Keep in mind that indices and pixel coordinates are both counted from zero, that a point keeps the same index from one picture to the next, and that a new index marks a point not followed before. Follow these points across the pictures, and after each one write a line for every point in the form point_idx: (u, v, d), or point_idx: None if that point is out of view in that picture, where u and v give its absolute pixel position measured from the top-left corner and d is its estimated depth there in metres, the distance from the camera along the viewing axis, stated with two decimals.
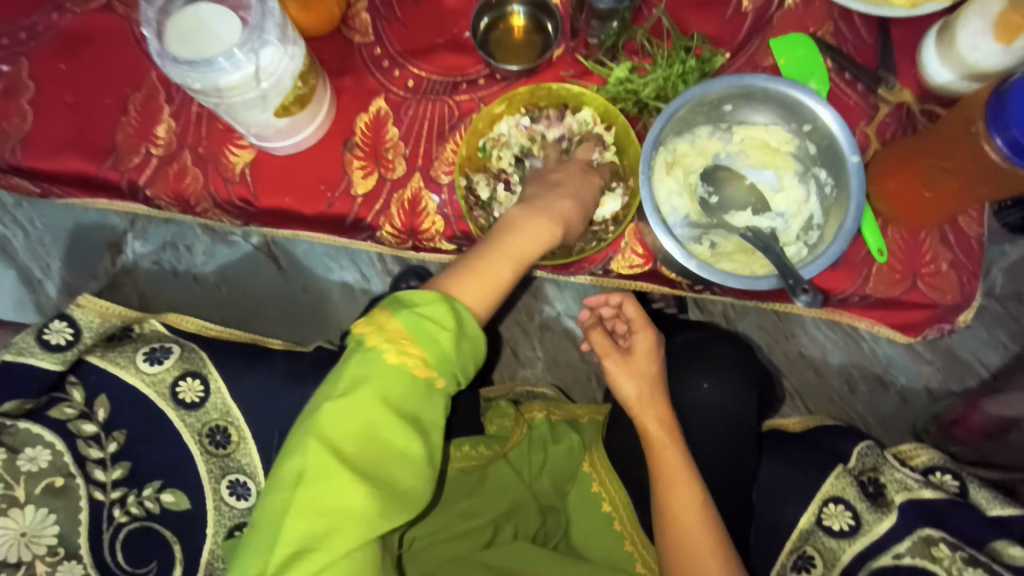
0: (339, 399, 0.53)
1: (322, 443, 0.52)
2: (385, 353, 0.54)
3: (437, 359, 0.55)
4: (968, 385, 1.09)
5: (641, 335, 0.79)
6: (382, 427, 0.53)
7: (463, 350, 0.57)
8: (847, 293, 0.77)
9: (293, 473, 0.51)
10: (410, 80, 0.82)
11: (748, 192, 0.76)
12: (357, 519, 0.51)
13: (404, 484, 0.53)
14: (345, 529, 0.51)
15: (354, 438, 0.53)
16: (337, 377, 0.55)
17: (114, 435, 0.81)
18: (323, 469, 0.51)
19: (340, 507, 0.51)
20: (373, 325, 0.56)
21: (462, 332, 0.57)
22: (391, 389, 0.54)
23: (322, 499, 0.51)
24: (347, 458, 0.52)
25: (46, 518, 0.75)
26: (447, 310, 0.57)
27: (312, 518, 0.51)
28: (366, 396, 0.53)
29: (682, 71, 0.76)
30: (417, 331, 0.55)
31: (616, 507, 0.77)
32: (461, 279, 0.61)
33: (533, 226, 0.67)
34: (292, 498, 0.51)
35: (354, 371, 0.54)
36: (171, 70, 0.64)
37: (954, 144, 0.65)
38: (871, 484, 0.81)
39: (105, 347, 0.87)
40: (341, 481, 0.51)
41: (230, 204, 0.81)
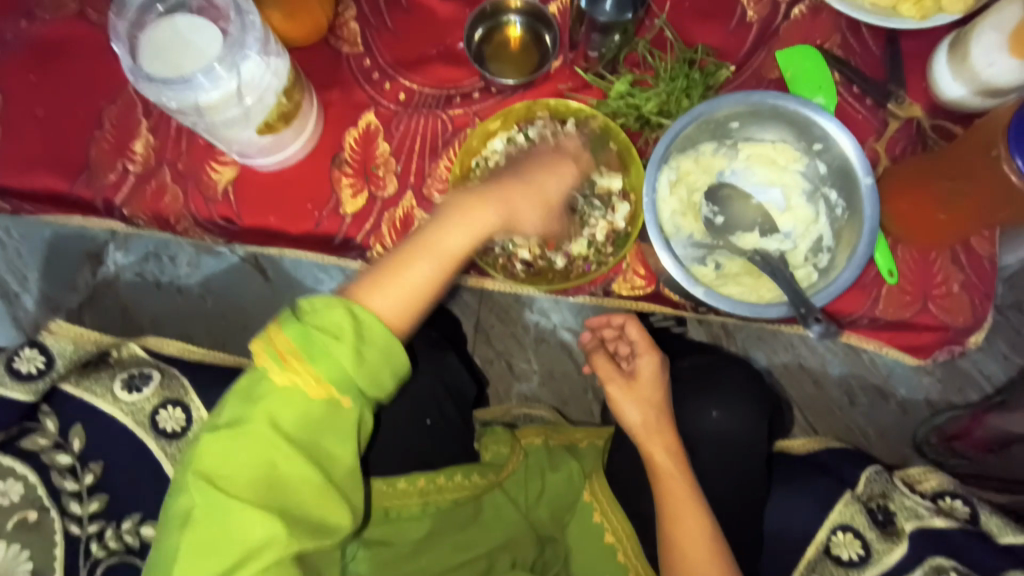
0: (223, 431, 0.52)
1: (206, 479, 0.52)
2: (275, 376, 0.53)
3: (333, 375, 0.53)
4: (971, 399, 1.05)
5: (646, 358, 0.76)
6: (274, 457, 0.52)
7: (365, 359, 0.54)
8: (857, 315, 0.74)
9: (182, 510, 0.51)
10: (401, 93, 0.78)
11: (755, 211, 0.73)
12: (255, 549, 0.51)
13: (306, 504, 0.53)
14: (245, 561, 0.50)
15: (245, 470, 0.52)
16: (227, 403, 0.54)
17: (90, 467, 0.77)
18: (212, 506, 0.51)
19: (235, 540, 0.51)
20: (263, 344, 0.54)
21: (362, 340, 0.54)
22: (280, 415, 0.53)
23: (215, 535, 0.50)
24: (236, 489, 0.52)
25: (19, 555, 0.71)
26: (344, 316, 0.54)
27: (206, 556, 0.50)
28: (252, 426, 0.52)
29: (686, 86, 0.74)
30: (306, 345, 0.53)
31: (619, 537, 0.74)
32: (376, 286, 0.59)
33: (465, 217, 0.63)
34: (185, 536, 0.50)
35: (244, 397, 0.53)
36: (144, 87, 0.60)
37: (970, 165, 0.63)
38: (880, 511, 0.79)
39: (79, 374, 0.84)
40: (236, 515, 0.51)
41: (211, 223, 0.77)
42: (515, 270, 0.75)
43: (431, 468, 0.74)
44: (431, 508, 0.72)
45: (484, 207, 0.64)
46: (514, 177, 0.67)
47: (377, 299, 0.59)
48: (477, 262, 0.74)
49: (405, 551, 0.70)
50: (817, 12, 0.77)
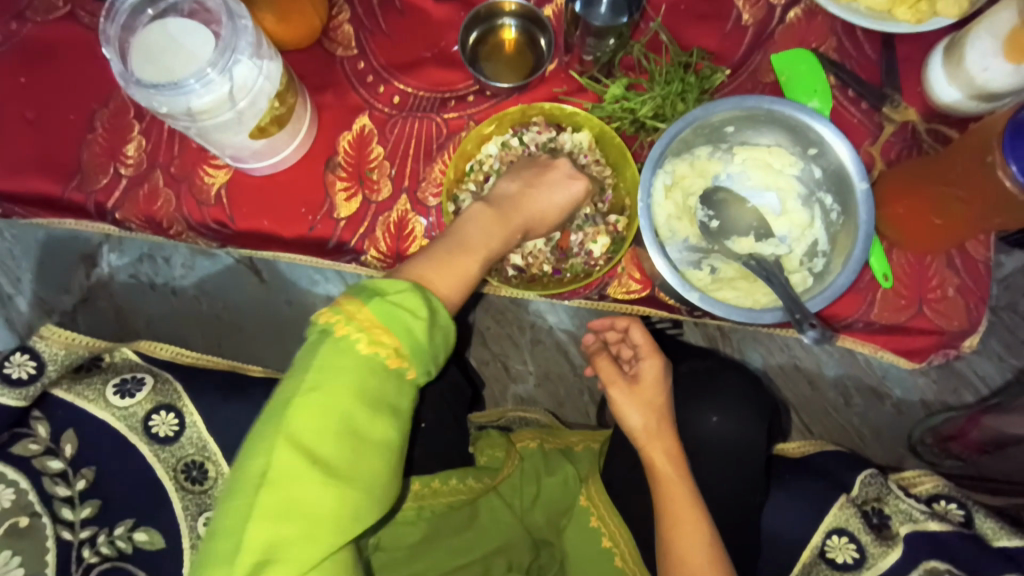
0: (307, 393, 0.46)
1: (292, 440, 0.44)
2: (360, 343, 0.47)
3: (411, 350, 0.49)
4: (966, 400, 1.05)
5: (649, 362, 0.76)
6: (356, 423, 0.46)
7: (436, 341, 0.50)
8: (851, 319, 0.74)
9: (255, 474, 0.44)
10: (395, 96, 0.78)
11: (750, 215, 0.73)
12: (331, 519, 0.45)
13: (382, 483, 0.47)
14: (316, 536, 0.44)
15: (329, 434, 0.45)
16: (304, 367, 0.47)
17: (82, 472, 0.78)
18: (294, 470, 0.44)
19: (312, 510, 0.44)
20: (340, 313, 0.48)
21: (435, 322, 0.50)
22: (365, 384, 0.47)
23: (292, 501, 0.44)
24: (320, 454, 0.45)
25: (10, 561, 0.71)
26: (417, 298, 0.50)
27: (279, 527, 0.43)
28: (339, 391, 0.46)
29: (681, 89, 0.74)
30: (388, 321, 0.48)
31: (617, 542, 0.74)
32: (433, 267, 0.55)
33: (495, 228, 0.61)
34: (256, 502, 0.43)
35: (323, 361, 0.47)
36: (134, 93, 0.59)
37: (965, 170, 0.63)
38: (875, 515, 0.79)
39: (72, 379, 0.84)
40: (314, 482, 0.44)
41: (204, 226, 0.77)
42: (510, 275, 0.75)
43: (425, 473, 0.74)
44: (427, 512, 0.72)
45: (509, 227, 0.63)
46: (522, 188, 0.66)
47: (432, 280, 0.54)
48: (489, 279, 0.75)
49: (398, 557, 0.70)
50: (813, 15, 0.77)
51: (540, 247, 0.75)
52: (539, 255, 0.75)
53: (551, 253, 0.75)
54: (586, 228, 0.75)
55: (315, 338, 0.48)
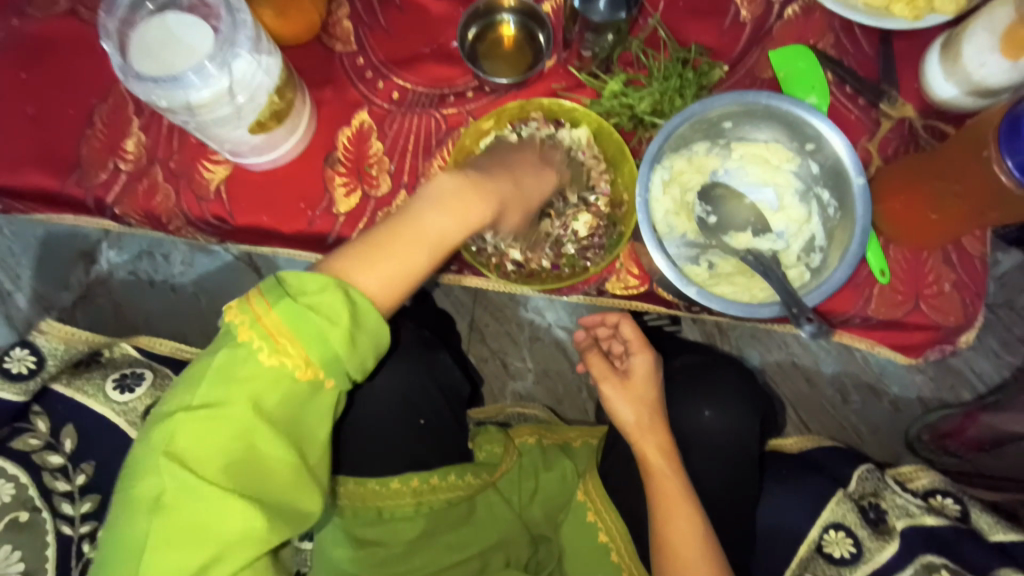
0: (199, 410, 0.49)
1: (180, 460, 0.48)
2: (261, 353, 0.50)
3: (323, 359, 0.51)
4: (963, 397, 1.06)
5: (639, 358, 0.77)
6: (252, 440, 0.49)
7: (358, 347, 0.52)
8: (849, 315, 0.74)
9: (150, 499, 0.48)
10: (394, 92, 0.78)
11: (748, 212, 0.74)
12: (234, 534, 0.49)
13: (283, 493, 0.51)
14: (216, 550, 0.48)
15: (221, 453, 0.49)
16: (200, 379, 0.50)
17: (82, 467, 0.78)
18: (188, 488, 0.48)
19: (211, 526, 0.48)
20: (246, 314, 0.51)
21: (356, 325, 0.52)
22: (264, 395, 0.50)
23: (188, 519, 0.48)
24: (212, 473, 0.49)
25: (11, 556, 0.71)
26: (339, 297, 0.52)
27: (178, 545, 0.47)
28: (233, 409, 0.49)
29: (680, 85, 0.74)
30: (297, 325, 0.50)
31: (613, 537, 0.74)
32: (362, 266, 0.57)
33: (455, 202, 0.61)
34: (152, 522, 0.47)
35: (221, 372, 0.50)
36: (135, 87, 0.60)
37: (961, 164, 0.63)
38: (871, 510, 0.80)
39: (71, 373, 0.85)
40: (210, 501, 0.48)
41: (203, 222, 0.77)
42: (508, 271, 0.76)
43: (424, 468, 0.73)
44: (425, 508, 0.72)
45: (479, 200, 0.63)
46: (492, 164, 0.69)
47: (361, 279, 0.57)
48: (462, 251, 0.74)
49: (397, 552, 0.70)
50: (810, 12, 0.77)
51: (540, 242, 0.76)
52: (535, 248, 0.76)
53: (551, 246, 0.76)
54: (564, 211, 0.77)
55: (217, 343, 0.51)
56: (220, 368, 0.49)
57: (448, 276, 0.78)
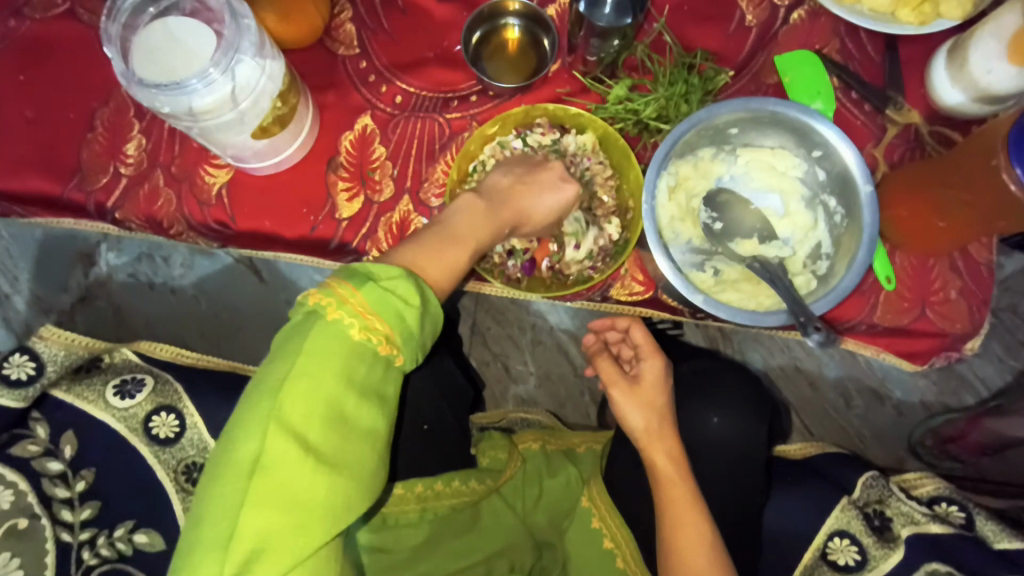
0: (297, 378, 0.44)
1: (280, 425, 0.43)
2: (350, 328, 0.46)
3: (402, 336, 0.48)
4: (965, 402, 1.05)
5: (650, 363, 0.76)
6: (345, 411, 0.45)
7: (426, 331, 0.50)
8: (854, 321, 0.74)
9: (245, 463, 0.42)
10: (397, 96, 0.77)
11: (754, 218, 0.72)
12: (324, 508, 0.44)
13: (371, 469, 0.46)
14: (306, 525, 0.43)
15: (318, 420, 0.44)
16: (290, 353, 0.45)
17: (82, 474, 0.77)
18: (285, 455, 0.43)
19: (302, 497, 0.43)
20: (330, 296, 0.47)
21: (426, 310, 0.50)
22: (355, 368, 0.46)
23: (281, 488, 0.42)
24: (308, 441, 0.44)
25: (9, 563, 0.70)
26: (412, 286, 0.50)
27: (270, 517, 0.42)
28: (330, 377, 0.45)
29: (685, 91, 0.73)
30: (381, 307, 0.48)
31: (618, 543, 0.74)
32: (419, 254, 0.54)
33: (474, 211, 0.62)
34: (248, 490, 0.42)
35: (311, 346, 0.45)
36: (137, 92, 0.59)
37: (970, 172, 0.62)
38: (876, 517, 0.79)
39: (71, 380, 0.84)
40: (307, 469, 0.43)
41: (205, 227, 0.76)
42: (513, 274, 0.76)
43: (429, 474, 0.73)
44: (430, 514, 0.72)
45: (493, 223, 0.63)
46: (515, 183, 0.67)
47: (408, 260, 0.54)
48: (476, 267, 0.74)
49: (402, 558, 0.69)
50: (816, 16, 0.77)
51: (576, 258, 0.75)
52: (578, 255, 0.75)
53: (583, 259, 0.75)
54: (595, 216, 0.75)
55: (304, 320, 0.47)
56: (317, 339, 0.45)
57: (471, 284, 0.80)
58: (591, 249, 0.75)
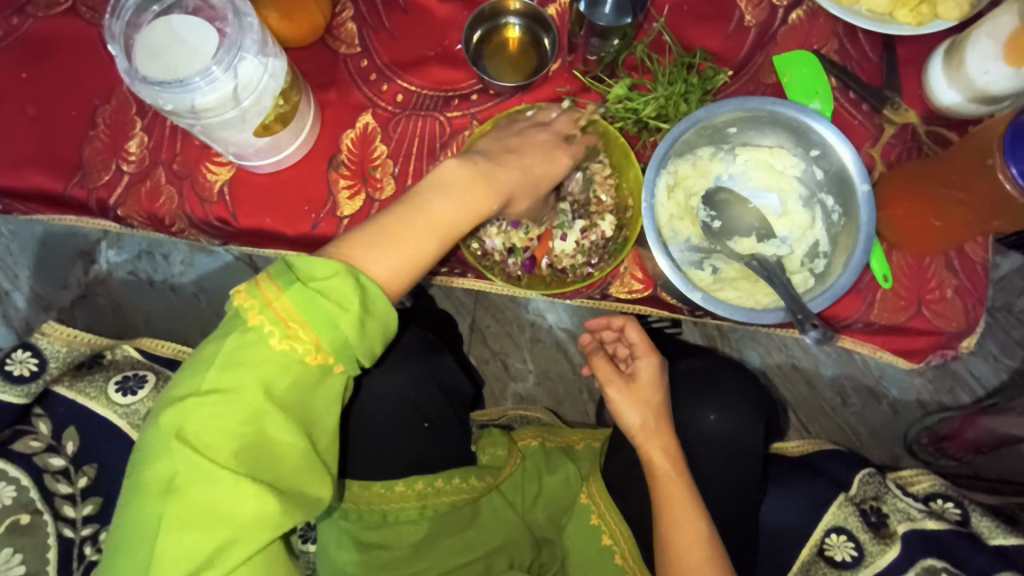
0: (207, 396, 0.46)
1: (190, 444, 0.46)
2: (271, 338, 0.47)
3: (333, 344, 0.48)
4: (961, 400, 1.06)
5: (645, 361, 0.76)
6: (261, 425, 0.47)
7: (366, 334, 0.50)
8: (851, 320, 0.75)
9: (161, 482, 0.45)
10: (398, 94, 0.78)
11: (754, 217, 0.73)
12: (243, 522, 0.46)
13: (294, 480, 0.49)
14: (227, 538, 0.46)
15: (230, 437, 0.47)
16: (206, 365, 0.47)
17: (84, 470, 0.78)
18: (197, 473, 0.45)
19: (219, 513, 0.46)
20: (256, 299, 0.48)
21: (367, 312, 0.49)
22: (274, 382, 0.47)
23: (197, 505, 0.45)
24: (221, 458, 0.46)
25: (12, 558, 0.71)
26: (348, 284, 0.49)
27: (189, 531, 0.45)
28: (240, 393, 0.47)
29: (684, 90, 0.74)
30: (307, 311, 0.47)
31: (617, 540, 0.75)
32: (374, 254, 0.55)
33: (465, 194, 0.61)
34: (164, 507, 0.45)
35: (226, 360, 0.47)
36: (141, 90, 0.59)
37: (966, 171, 0.63)
38: (873, 513, 0.80)
39: (73, 376, 0.85)
40: (222, 486, 0.46)
41: (207, 224, 0.77)
42: (513, 273, 0.76)
43: (430, 471, 0.74)
44: (429, 511, 0.72)
45: (489, 193, 0.62)
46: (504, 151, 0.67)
47: (368, 261, 0.55)
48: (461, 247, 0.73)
49: (403, 555, 0.71)
50: (815, 17, 0.77)
51: (567, 249, 0.76)
52: (566, 247, 0.76)
53: (574, 251, 0.76)
54: (589, 215, 0.77)
55: (226, 328, 0.48)
56: (230, 352, 0.47)
57: (438, 279, 0.81)
58: (580, 242, 0.76)
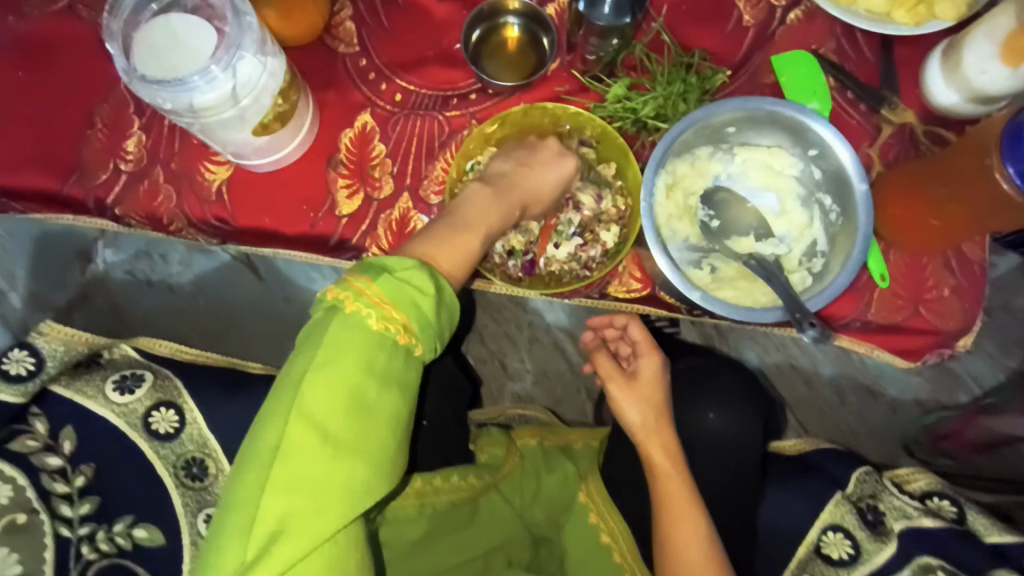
0: (321, 367, 0.46)
1: (302, 412, 0.44)
2: (367, 318, 0.47)
3: (418, 325, 0.49)
4: (960, 400, 1.06)
5: (647, 359, 0.77)
6: (367, 398, 0.46)
7: (442, 318, 0.51)
8: (849, 319, 0.75)
9: (269, 449, 0.44)
10: (397, 94, 0.78)
11: (751, 216, 0.73)
12: (342, 496, 0.45)
13: (392, 456, 0.47)
14: (325, 510, 0.44)
15: (340, 408, 0.45)
16: (313, 346, 0.47)
17: (81, 469, 0.77)
18: (305, 442, 0.44)
19: (321, 483, 0.44)
20: (348, 289, 0.49)
21: (440, 300, 0.52)
22: (375, 358, 0.47)
23: (301, 475, 0.44)
24: (329, 429, 0.45)
25: (8, 557, 0.70)
26: (424, 275, 0.51)
27: (292, 501, 0.43)
28: (349, 366, 0.46)
29: (683, 90, 0.74)
30: (395, 296, 0.49)
31: (616, 539, 0.74)
32: (436, 244, 0.57)
33: (494, 205, 0.66)
34: (270, 475, 0.43)
35: (331, 339, 0.47)
36: (139, 88, 0.59)
37: (963, 171, 0.63)
38: (869, 512, 0.80)
39: (71, 375, 0.84)
40: (328, 456, 0.44)
41: (205, 223, 0.77)
42: (515, 274, 0.76)
43: (427, 470, 0.74)
44: (428, 508, 0.72)
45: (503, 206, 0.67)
46: (517, 166, 0.71)
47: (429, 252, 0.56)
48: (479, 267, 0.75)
49: (396, 555, 0.70)
50: (813, 17, 0.77)
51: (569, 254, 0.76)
52: (560, 254, 0.76)
53: (574, 255, 0.76)
54: (596, 225, 0.76)
55: (324, 315, 0.48)
56: (336, 332, 0.47)
57: (477, 284, 0.81)
58: (577, 253, 0.76)
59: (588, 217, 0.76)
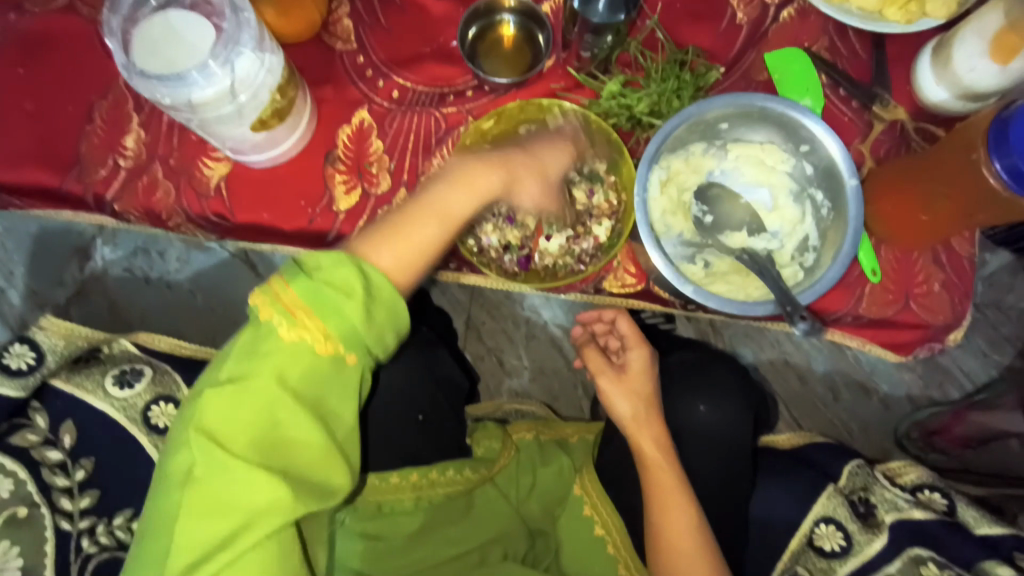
0: (225, 388, 0.51)
1: (207, 435, 0.50)
2: (280, 327, 0.52)
3: (341, 331, 0.53)
4: (951, 395, 1.08)
5: (636, 352, 0.78)
6: (279, 414, 0.51)
7: (376, 319, 0.54)
8: (841, 314, 0.76)
9: (180, 473, 0.49)
10: (394, 90, 0.78)
11: (744, 211, 0.74)
12: (266, 508, 0.49)
13: (311, 466, 0.52)
14: (250, 523, 0.49)
15: (246, 426, 0.50)
16: (224, 360, 0.52)
17: (82, 463, 0.78)
18: (213, 463, 0.49)
19: (241, 498, 0.49)
20: (267, 295, 0.53)
21: (372, 298, 0.54)
22: (287, 370, 0.52)
23: (216, 494, 0.49)
24: (239, 447, 0.50)
25: (9, 551, 0.71)
26: (353, 275, 0.54)
27: (210, 518, 0.48)
28: (255, 382, 0.51)
29: (677, 86, 0.75)
30: (314, 301, 0.52)
31: (609, 530, 0.75)
32: (379, 246, 0.60)
33: (466, 185, 0.66)
34: (183, 498, 0.48)
35: (244, 352, 0.52)
36: (138, 84, 0.60)
37: (951, 166, 0.64)
38: (861, 504, 0.82)
39: (70, 370, 0.85)
40: (242, 473, 0.49)
41: (203, 219, 0.77)
42: (510, 268, 0.78)
43: (423, 463, 0.75)
44: (424, 502, 0.73)
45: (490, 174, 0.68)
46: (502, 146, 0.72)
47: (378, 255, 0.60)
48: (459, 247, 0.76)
49: (398, 544, 0.71)
50: (805, 15, 0.78)
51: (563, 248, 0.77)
52: (553, 247, 0.77)
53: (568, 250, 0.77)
54: (587, 220, 0.77)
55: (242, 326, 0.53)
56: (243, 345, 0.52)
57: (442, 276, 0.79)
58: (569, 245, 0.77)
59: (579, 211, 0.77)
